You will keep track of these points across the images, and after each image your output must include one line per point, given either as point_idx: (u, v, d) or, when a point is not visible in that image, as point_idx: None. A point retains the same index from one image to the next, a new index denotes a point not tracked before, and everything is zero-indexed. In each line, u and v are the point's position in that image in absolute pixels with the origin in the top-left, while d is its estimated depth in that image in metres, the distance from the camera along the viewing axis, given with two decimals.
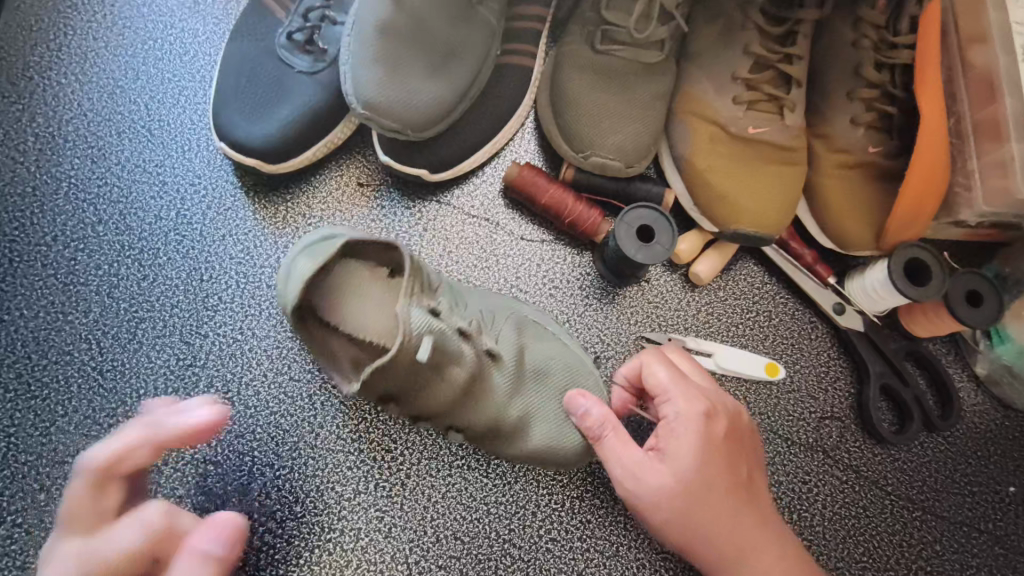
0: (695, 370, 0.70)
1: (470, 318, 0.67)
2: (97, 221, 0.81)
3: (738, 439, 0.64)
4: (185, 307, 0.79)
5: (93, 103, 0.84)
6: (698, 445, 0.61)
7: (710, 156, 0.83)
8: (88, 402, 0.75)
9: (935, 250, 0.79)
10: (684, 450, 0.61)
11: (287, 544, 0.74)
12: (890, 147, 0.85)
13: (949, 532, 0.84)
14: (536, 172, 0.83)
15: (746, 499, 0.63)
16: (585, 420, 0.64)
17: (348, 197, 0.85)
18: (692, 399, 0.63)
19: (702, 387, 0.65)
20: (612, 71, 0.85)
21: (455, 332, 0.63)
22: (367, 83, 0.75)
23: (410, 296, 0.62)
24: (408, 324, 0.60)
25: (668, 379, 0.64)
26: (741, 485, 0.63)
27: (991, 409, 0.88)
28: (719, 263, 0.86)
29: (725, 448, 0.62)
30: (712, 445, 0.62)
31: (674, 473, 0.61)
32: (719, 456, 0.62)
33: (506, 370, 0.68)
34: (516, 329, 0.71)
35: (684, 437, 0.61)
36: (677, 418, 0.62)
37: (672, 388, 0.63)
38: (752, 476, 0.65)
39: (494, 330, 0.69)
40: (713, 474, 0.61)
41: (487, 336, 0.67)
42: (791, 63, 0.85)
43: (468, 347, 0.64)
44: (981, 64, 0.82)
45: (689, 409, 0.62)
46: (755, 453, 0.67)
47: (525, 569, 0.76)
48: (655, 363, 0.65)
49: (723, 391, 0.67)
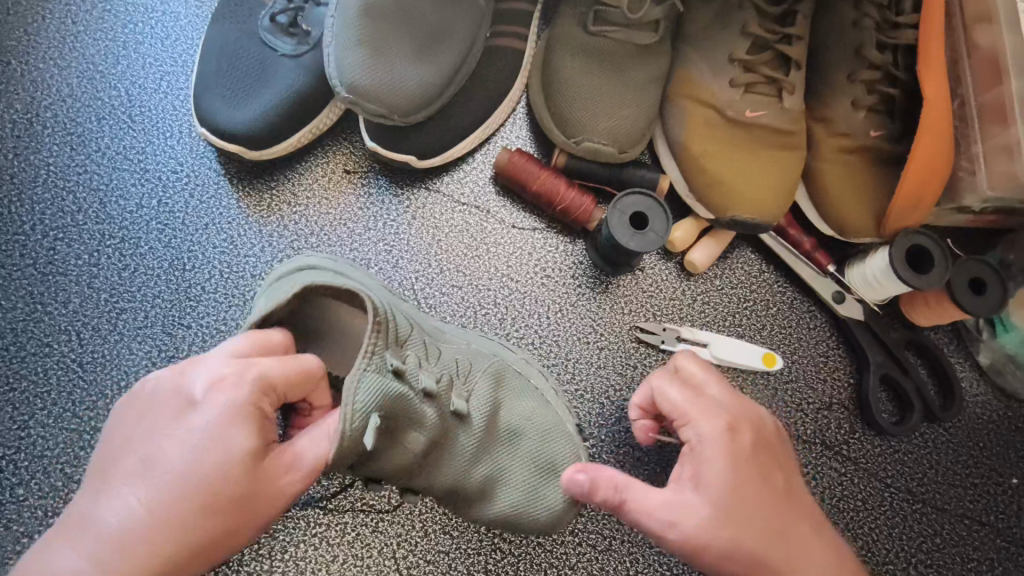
0: (710, 379, 0.62)
1: (439, 373, 0.62)
2: (77, 210, 0.79)
3: (767, 446, 0.58)
4: (167, 297, 0.77)
5: (72, 88, 0.82)
6: (725, 459, 0.55)
7: (706, 141, 0.81)
8: (68, 395, 0.73)
9: (937, 236, 0.77)
10: (714, 468, 0.55)
11: (271, 539, 0.72)
12: (891, 130, 0.83)
13: (950, 525, 0.82)
14: (527, 158, 0.81)
15: (791, 511, 0.56)
16: (596, 488, 0.55)
17: (334, 184, 0.83)
18: (711, 415, 0.58)
19: (718, 402, 0.60)
20: (605, 54, 0.83)
21: (419, 395, 0.58)
22: (353, 64, 0.72)
23: (368, 360, 0.54)
24: (353, 395, 0.51)
25: (681, 400, 0.60)
26: (783, 496, 0.56)
27: (993, 399, 0.86)
28: (714, 251, 0.84)
29: (757, 460, 0.56)
30: (741, 459, 0.55)
31: (707, 498, 0.53)
32: (752, 468, 0.55)
33: (474, 432, 0.63)
34: (493, 383, 0.67)
35: (713, 456, 0.55)
36: (700, 438, 0.57)
37: (689, 410, 0.59)
38: (790, 486, 0.58)
39: (466, 387, 0.64)
40: (750, 490, 0.54)
41: (456, 394, 0.62)
42: (790, 44, 0.82)
43: (433, 410, 0.59)
44: (987, 44, 0.79)
45: (711, 427, 0.57)
46: (788, 465, 0.60)
47: (516, 564, 0.75)
48: (668, 388, 0.62)
49: (747, 402, 0.61)
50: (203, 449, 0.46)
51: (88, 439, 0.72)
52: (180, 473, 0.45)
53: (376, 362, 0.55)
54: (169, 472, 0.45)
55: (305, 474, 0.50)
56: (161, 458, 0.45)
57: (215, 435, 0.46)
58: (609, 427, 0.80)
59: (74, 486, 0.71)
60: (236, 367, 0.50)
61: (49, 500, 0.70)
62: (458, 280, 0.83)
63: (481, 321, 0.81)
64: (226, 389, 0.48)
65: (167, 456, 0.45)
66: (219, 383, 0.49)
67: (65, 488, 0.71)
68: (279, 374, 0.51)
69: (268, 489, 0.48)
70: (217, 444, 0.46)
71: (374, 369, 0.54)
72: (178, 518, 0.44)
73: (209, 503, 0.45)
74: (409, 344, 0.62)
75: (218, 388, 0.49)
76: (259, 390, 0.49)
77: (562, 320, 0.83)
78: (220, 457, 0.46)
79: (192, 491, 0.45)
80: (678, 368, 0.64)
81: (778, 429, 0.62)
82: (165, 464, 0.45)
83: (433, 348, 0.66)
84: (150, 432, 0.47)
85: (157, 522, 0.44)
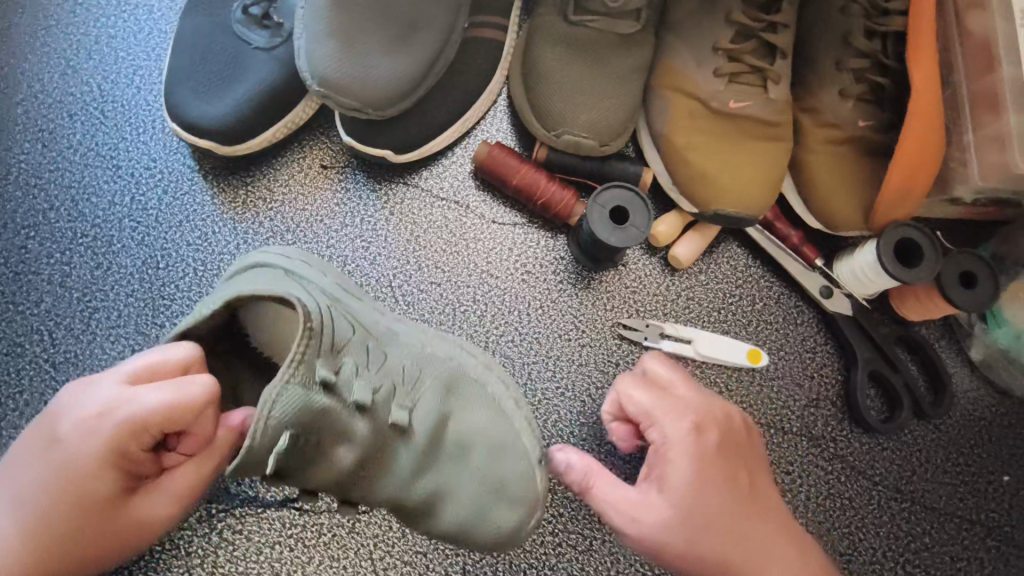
0: (678, 377, 0.62)
1: (379, 382, 0.61)
2: (49, 208, 0.78)
3: (735, 447, 0.59)
4: (141, 296, 0.76)
5: (44, 84, 0.80)
6: (689, 462, 0.56)
7: (689, 134, 0.79)
8: (41, 395, 0.73)
9: (926, 229, 0.76)
10: (679, 471, 0.56)
11: (246, 540, 0.71)
12: (881, 120, 0.80)
13: (939, 523, 0.81)
14: (506, 151, 0.80)
15: (759, 512, 0.57)
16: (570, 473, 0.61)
17: (311, 180, 0.82)
18: (675, 415, 0.58)
19: (687, 402, 0.60)
20: (585, 44, 0.80)
21: (350, 409, 0.57)
22: (322, 56, 0.71)
23: (294, 369, 0.53)
24: (267, 420, 0.51)
25: (648, 400, 0.60)
26: (749, 497, 0.57)
27: (986, 395, 0.84)
28: (699, 245, 0.82)
29: (723, 458, 0.57)
30: (705, 458, 0.56)
31: (668, 500, 0.55)
32: (718, 470, 0.56)
33: (414, 447, 0.61)
34: (443, 394, 0.64)
35: (675, 455, 0.56)
36: (665, 439, 0.57)
37: (656, 410, 0.59)
38: (756, 485, 0.59)
39: (411, 397, 0.62)
40: (712, 487, 0.56)
41: (397, 403, 0.61)
42: (776, 32, 0.80)
43: (363, 423, 0.58)
44: (979, 31, 0.77)
45: (675, 427, 0.57)
46: (758, 464, 0.61)
47: (494, 565, 0.74)
48: (631, 387, 0.60)
49: (717, 400, 0.61)
50: (64, 491, 0.51)
51: None
52: (46, 506, 0.52)
53: (302, 372, 0.54)
54: (39, 500, 0.52)
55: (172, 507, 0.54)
56: (37, 482, 0.52)
57: (72, 477, 0.51)
58: (590, 425, 0.79)
59: None
60: (109, 405, 0.51)
61: None
62: (437, 277, 0.81)
63: (460, 318, 0.80)
64: (92, 432, 0.50)
65: (40, 485, 0.52)
66: (91, 421, 0.51)
67: None
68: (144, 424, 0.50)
69: (132, 523, 0.53)
70: (73, 485, 0.51)
71: (299, 383, 0.54)
72: (43, 534, 0.52)
73: (71, 524, 0.52)
74: (348, 347, 0.61)
75: (85, 427, 0.51)
76: (118, 437, 0.50)
77: (542, 317, 0.81)
78: (79, 497, 0.51)
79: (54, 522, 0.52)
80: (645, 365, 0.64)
81: (748, 426, 0.62)
82: (37, 492, 0.52)
83: (378, 354, 0.63)
84: (36, 459, 0.52)
85: (27, 533, 0.52)
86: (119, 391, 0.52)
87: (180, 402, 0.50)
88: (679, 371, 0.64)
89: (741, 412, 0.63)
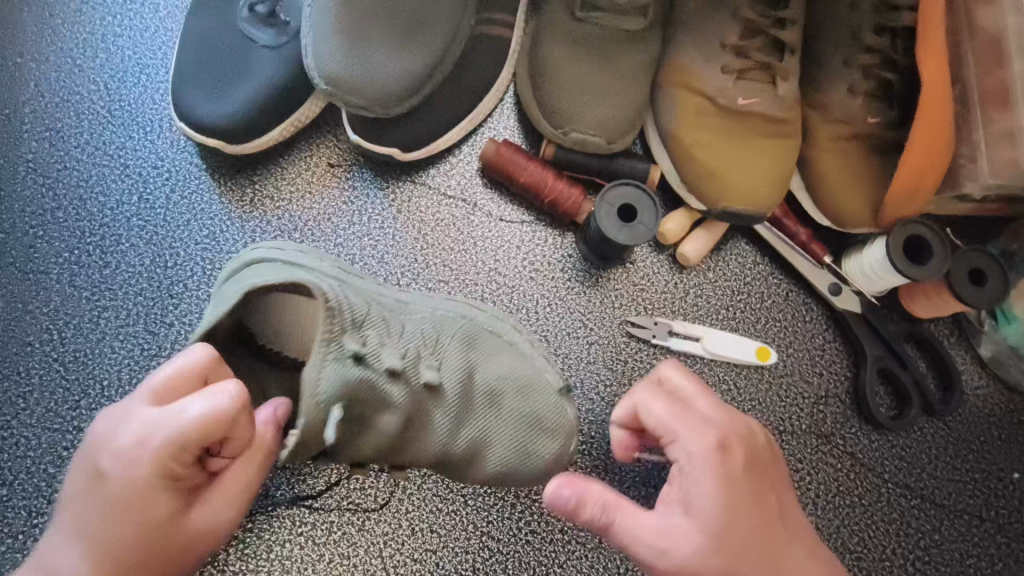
0: (700, 392, 0.59)
1: (405, 349, 0.61)
2: (57, 207, 0.78)
3: (759, 464, 0.56)
4: (150, 295, 0.76)
5: (51, 84, 0.80)
6: (714, 483, 0.53)
7: (697, 131, 0.79)
8: (51, 394, 0.73)
9: (936, 226, 0.75)
10: (704, 493, 0.53)
11: (256, 538, 0.72)
12: (890, 116, 0.80)
13: (949, 520, 0.80)
14: (514, 149, 0.79)
15: (783, 532, 0.55)
16: (583, 507, 0.56)
17: (319, 178, 0.82)
18: (697, 433, 0.55)
19: (707, 417, 0.57)
20: (593, 41, 0.80)
21: (382, 375, 0.58)
22: (329, 56, 0.71)
23: (326, 348, 0.55)
24: (316, 389, 0.54)
25: (668, 415, 0.57)
26: (774, 516, 0.55)
27: (995, 392, 0.84)
28: (707, 243, 0.82)
29: (748, 478, 0.55)
30: (732, 479, 0.54)
31: (697, 524, 0.53)
32: (743, 489, 0.54)
33: (448, 406, 0.63)
34: (464, 347, 0.65)
35: (701, 477, 0.54)
36: (689, 459, 0.55)
37: (676, 427, 0.56)
38: (782, 504, 0.57)
39: (436, 356, 0.63)
40: (740, 511, 0.53)
41: (426, 365, 0.61)
42: (784, 28, 0.79)
43: (398, 389, 0.59)
44: (988, 27, 0.76)
45: (699, 446, 0.55)
46: (781, 478, 0.59)
47: (504, 562, 0.74)
48: (650, 404, 0.58)
49: (736, 412, 0.59)
50: (125, 524, 0.51)
51: (71, 439, 0.72)
52: (109, 542, 0.51)
53: (334, 350, 0.56)
54: (100, 534, 0.51)
55: (232, 510, 0.55)
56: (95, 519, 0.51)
57: (132, 506, 0.51)
58: (599, 423, 0.79)
59: (57, 486, 0.70)
60: (149, 427, 0.50)
61: (32, 500, 0.70)
62: (445, 274, 0.81)
63: None
64: (140, 457, 0.50)
65: (98, 519, 0.51)
66: (135, 449, 0.50)
67: (48, 488, 0.70)
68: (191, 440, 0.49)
69: (196, 536, 0.54)
70: (133, 513, 0.51)
71: (336, 359, 0.56)
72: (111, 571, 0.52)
73: (140, 554, 0.52)
74: (369, 322, 0.60)
75: (132, 453, 0.50)
76: (168, 456, 0.50)
77: (551, 315, 0.81)
78: (141, 523, 0.51)
79: (121, 552, 0.51)
80: (666, 379, 0.60)
81: (770, 442, 0.59)
82: (98, 527, 0.51)
83: (395, 322, 0.63)
84: (87, 498, 0.52)
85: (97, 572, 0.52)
86: (150, 414, 0.51)
87: (221, 409, 0.49)
88: (697, 380, 0.61)
89: (761, 425, 0.60)
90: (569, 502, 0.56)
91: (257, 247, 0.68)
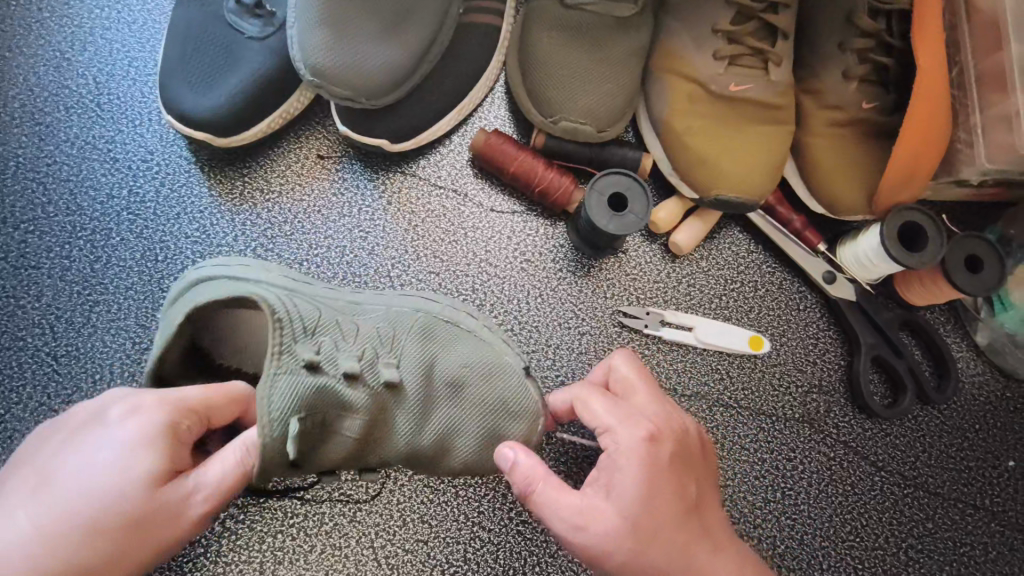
0: (641, 383, 0.60)
1: (361, 348, 0.62)
2: (47, 202, 0.78)
3: (685, 458, 0.56)
4: (140, 289, 0.77)
5: (40, 78, 0.80)
6: (640, 469, 0.53)
7: (689, 118, 0.78)
8: (44, 388, 0.73)
9: (933, 214, 0.74)
10: (626, 480, 0.53)
11: (249, 529, 0.72)
12: (885, 102, 0.79)
13: (943, 508, 0.80)
14: (504, 139, 0.79)
15: (699, 527, 0.55)
16: (513, 473, 0.57)
17: (308, 170, 0.81)
18: (631, 423, 0.55)
19: (642, 411, 0.57)
20: (582, 28, 0.79)
21: (341, 378, 0.58)
22: (314, 46, 0.70)
23: (276, 365, 0.55)
24: (267, 407, 0.53)
25: (602, 408, 0.57)
26: (691, 509, 0.55)
27: (992, 379, 0.83)
28: (700, 231, 0.81)
29: (673, 470, 0.54)
30: (657, 471, 0.54)
31: (618, 510, 0.53)
32: (666, 481, 0.54)
33: (410, 404, 0.63)
34: (422, 342, 0.67)
35: (625, 466, 0.53)
36: (617, 448, 0.55)
37: (610, 418, 0.56)
38: (701, 498, 0.57)
39: (393, 354, 0.64)
40: (662, 501, 0.53)
41: (383, 364, 0.62)
42: (778, 12, 0.78)
43: (359, 391, 0.59)
44: (987, 8, 0.75)
45: (628, 435, 0.54)
46: (704, 474, 0.59)
47: (495, 552, 0.74)
48: (590, 395, 0.58)
49: (671, 408, 0.59)
50: (96, 487, 0.49)
51: None
52: (74, 510, 0.48)
53: (286, 362, 0.56)
54: (66, 488, 0.49)
55: (207, 497, 0.52)
56: (60, 488, 0.49)
57: (116, 468, 0.49)
58: None
59: None
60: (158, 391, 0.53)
61: None
62: (435, 266, 0.81)
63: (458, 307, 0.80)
64: (141, 416, 0.51)
65: (70, 474, 0.49)
66: (141, 406, 0.52)
67: None
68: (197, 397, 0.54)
69: (164, 509, 0.50)
70: (111, 473, 0.49)
71: (286, 373, 0.55)
72: (58, 543, 0.48)
73: (103, 528, 0.48)
74: (324, 325, 0.62)
75: (131, 415, 0.51)
76: (174, 414, 0.52)
77: (542, 305, 0.81)
78: (117, 474, 0.49)
79: (85, 506, 0.48)
80: (612, 367, 0.61)
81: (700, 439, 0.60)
82: (64, 481, 0.49)
83: (349, 324, 0.64)
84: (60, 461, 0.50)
85: (50, 548, 0.48)
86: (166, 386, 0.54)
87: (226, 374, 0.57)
88: (645, 373, 0.61)
89: (694, 422, 0.61)
90: (506, 466, 0.57)
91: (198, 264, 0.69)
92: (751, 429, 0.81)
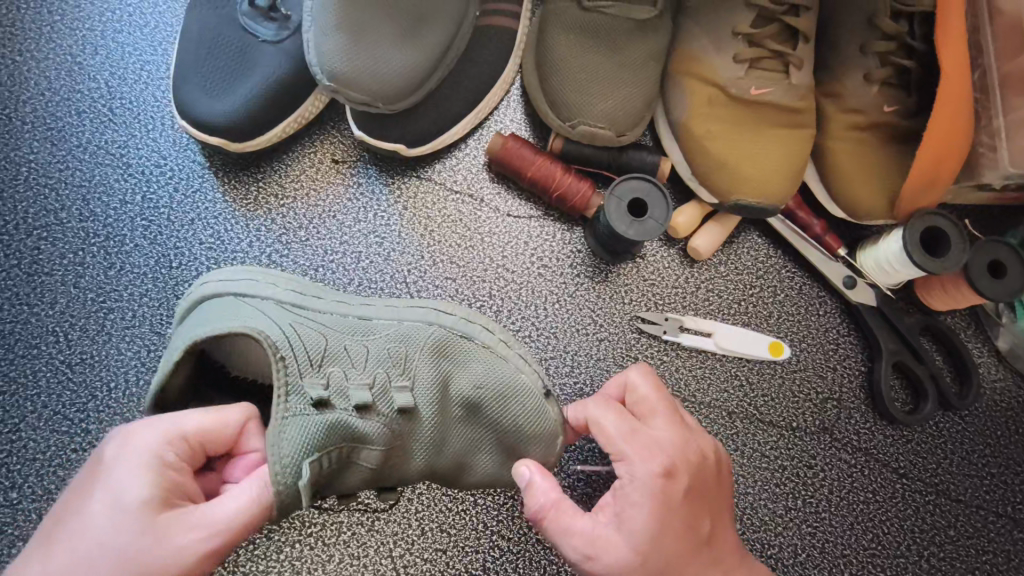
0: (658, 407, 0.58)
1: (368, 377, 0.61)
2: (61, 207, 0.77)
3: (701, 488, 0.55)
4: (156, 295, 0.76)
5: (52, 82, 0.79)
6: (653, 509, 0.52)
7: (709, 122, 0.77)
8: (58, 397, 0.72)
9: (956, 219, 0.74)
10: (639, 514, 0.52)
11: (267, 539, 0.71)
12: (906, 105, 0.78)
13: (966, 516, 0.79)
14: (521, 144, 0.78)
15: (709, 558, 0.55)
16: (528, 494, 0.56)
17: (323, 174, 0.81)
18: (647, 454, 0.54)
19: (661, 439, 0.55)
20: (601, 31, 0.78)
21: (353, 410, 0.58)
22: (331, 52, 0.68)
23: (286, 407, 0.55)
24: (279, 447, 0.52)
25: (619, 431, 0.55)
26: (703, 542, 0.54)
27: (1014, 385, 0.82)
28: (719, 236, 0.80)
29: (688, 504, 0.53)
30: (671, 506, 0.52)
31: (630, 544, 0.52)
32: (681, 514, 0.53)
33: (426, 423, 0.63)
34: (438, 356, 0.65)
35: (640, 499, 0.52)
36: (632, 479, 0.53)
37: (626, 445, 0.54)
38: (714, 528, 0.56)
39: (406, 376, 0.63)
40: (675, 535, 0.52)
41: (396, 389, 0.62)
42: (798, 14, 0.77)
43: (373, 423, 0.59)
44: (1009, 11, 0.74)
45: (644, 468, 0.53)
46: (718, 502, 0.58)
47: (515, 561, 0.74)
48: (603, 417, 0.56)
49: (688, 436, 0.56)
50: (99, 522, 0.48)
51: (81, 441, 0.72)
52: (80, 546, 0.47)
53: (296, 403, 0.55)
54: (72, 525, 0.48)
55: (209, 533, 0.49)
56: (70, 525, 0.48)
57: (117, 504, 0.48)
58: None
59: (66, 487, 0.70)
60: (155, 425, 0.51)
61: (43, 502, 0.70)
62: (452, 271, 0.80)
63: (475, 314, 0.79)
64: (137, 448, 0.50)
65: (77, 509, 0.49)
66: (137, 441, 0.50)
67: (58, 489, 0.70)
68: (193, 428, 0.52)
69: (163, 545, 0.48)
70: (112, 508, 0.48)
71: (296, 415, 0.55)
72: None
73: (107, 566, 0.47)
74: (330, 359, 0.61)
75: (128, 447, 0.50)
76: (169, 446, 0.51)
77: (560, 311, 0.80)
78: (116, 510, 0.48)
79: (89, 543, 0.47)
80: (631, 383, 0.59)
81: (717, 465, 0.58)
82: (72, 518, 0.48)
83: (357, 350, 0.63)
84: (71, 497, 0.50)
85: None
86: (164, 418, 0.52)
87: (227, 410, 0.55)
88: (663, 394, 0.59)
89: (711, 445, 0.59)
90: (522, 485, 0.57)
91: (208, 278, 0.68)
92: (772, 436, 0.80)
